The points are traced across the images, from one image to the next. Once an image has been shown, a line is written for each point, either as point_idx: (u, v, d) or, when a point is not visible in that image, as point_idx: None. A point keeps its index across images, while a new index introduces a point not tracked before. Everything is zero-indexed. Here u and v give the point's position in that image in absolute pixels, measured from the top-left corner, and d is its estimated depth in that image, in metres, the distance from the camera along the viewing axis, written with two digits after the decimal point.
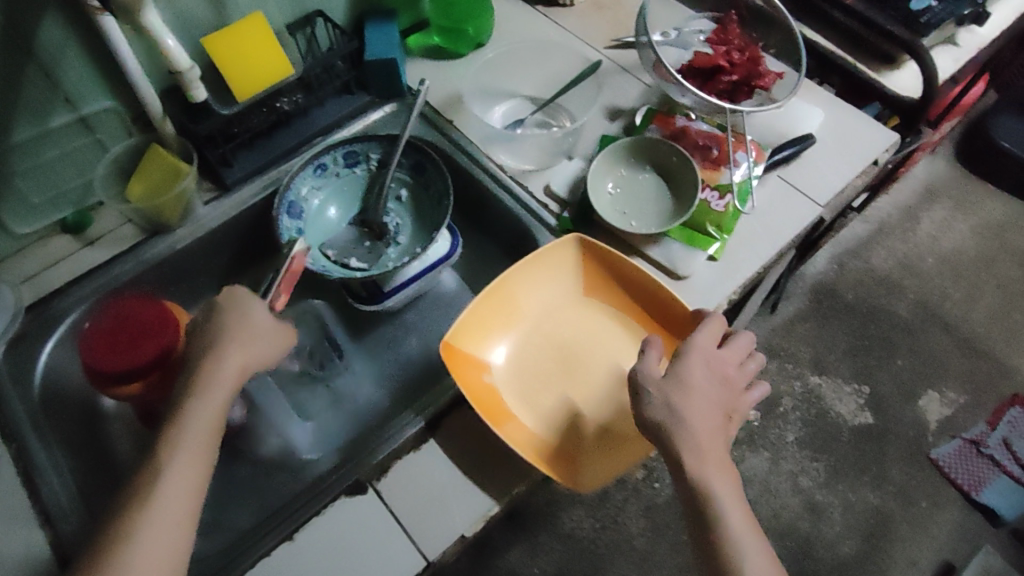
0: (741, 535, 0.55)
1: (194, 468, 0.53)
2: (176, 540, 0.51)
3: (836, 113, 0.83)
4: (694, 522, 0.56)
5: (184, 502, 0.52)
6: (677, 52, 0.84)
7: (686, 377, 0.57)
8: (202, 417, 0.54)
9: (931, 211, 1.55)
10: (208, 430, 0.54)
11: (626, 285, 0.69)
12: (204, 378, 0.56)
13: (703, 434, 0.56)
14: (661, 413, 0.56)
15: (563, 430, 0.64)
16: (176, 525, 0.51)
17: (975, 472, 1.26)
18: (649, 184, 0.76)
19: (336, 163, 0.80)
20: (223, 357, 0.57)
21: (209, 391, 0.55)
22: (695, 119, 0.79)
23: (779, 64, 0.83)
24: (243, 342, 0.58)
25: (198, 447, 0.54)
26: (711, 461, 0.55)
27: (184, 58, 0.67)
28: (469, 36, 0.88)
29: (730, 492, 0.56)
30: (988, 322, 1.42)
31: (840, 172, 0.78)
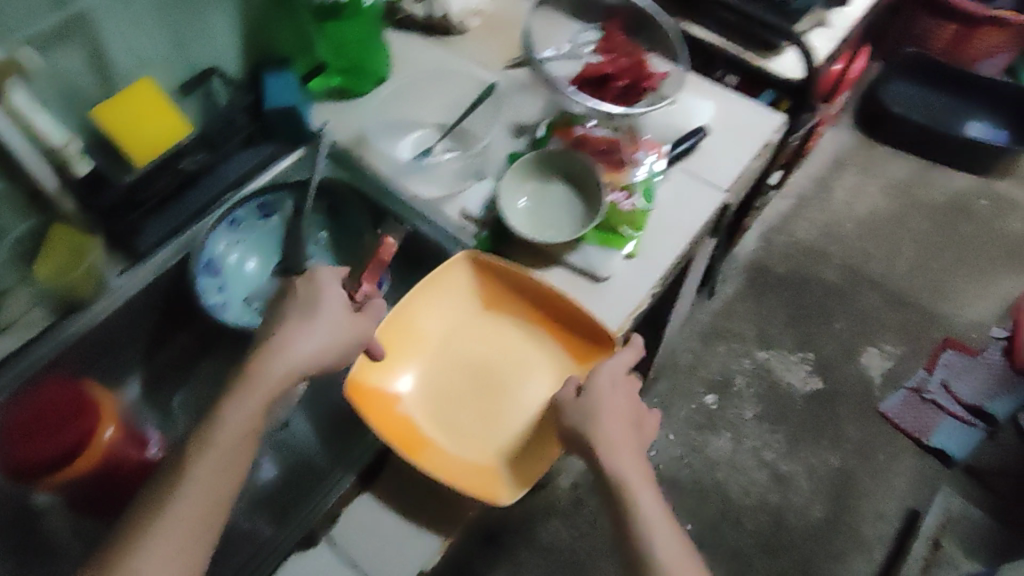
0: (661, 534, 0.57)
1: (216, 482, 0.55)
2: (191, 540, 0.53)
3: (728, 101, 0.87)
4: (619, 531, 0.59)
5: (199, 522, 0.53)
6: (570, 64, 0.87)
7: (599, 387, 0.62)
8: (233, 428, 0.56)
9: (842, 178, 1.63)
10: (238, 440, 0.56)
11: (527, 292, 0.69)
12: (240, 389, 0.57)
13: (617, 438, 0.60)
14: (578, 423, 0.60)
15: (479, 447, 0.63)
16: (184, 546, 0.53)
17: (922, 418, 1.33)
18: (554, 192, 0.78)
19: (249, 216, 0.79)
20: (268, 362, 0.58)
21: (245, 403, 0.57)
22: (592, 126, 0.81)
23: (665, 64, 0.87)
24: (301, 345, 0.59)
25: (224, 460, 0.55)
26: (627, 466, 0.59)
27: (60, 133, 0.67)
28: (369, 74, 0.89)
29: (649, 494, 0.59)
30: (910, 274, 1.51)
31: (737, 158, 0.82)
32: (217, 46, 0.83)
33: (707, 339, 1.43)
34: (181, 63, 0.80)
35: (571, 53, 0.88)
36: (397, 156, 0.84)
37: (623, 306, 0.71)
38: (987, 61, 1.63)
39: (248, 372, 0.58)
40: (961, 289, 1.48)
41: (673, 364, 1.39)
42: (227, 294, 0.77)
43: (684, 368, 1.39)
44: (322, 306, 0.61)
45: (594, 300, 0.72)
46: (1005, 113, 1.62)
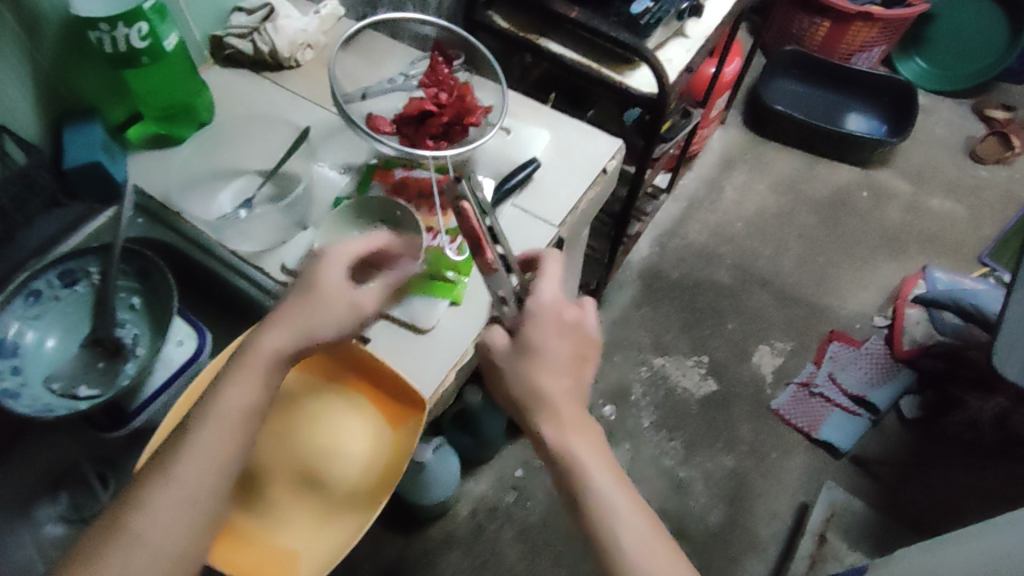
0: (609, 493, 0.57)
1: (214, 463, 0.54)
2: (181, 519, 0.52)
3: (565, 130, 0.85)
4: (570, 507, 0.58)
5: (203, 491, 0.53)
6: (395, 99, 0.84)
7: (528, 346, 0.60)
8: (234, 409, 0.55)
9: (732, 177, 1.65)
10: (242, 415, 0.55)
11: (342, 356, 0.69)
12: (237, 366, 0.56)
13: (559, 399, 0.59)
14: (522, 390, 0.60)
15: (287, 529, 0.65)
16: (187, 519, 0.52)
17: (812, 413, 1.35)
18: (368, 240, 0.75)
19: (50, 287, 0.74)
20: (280, 331, 0.57)
21: (247, 378, 0.55)
22: (413, 167, 0.79)
23: (490, 91, 0.83)
24: (294, 330, 0.57)
25: (224, 436, 0.54)
26: (571, 427, 0.59)
27: None
28: (187, 117, 0.85)
29: (595, 453, 0.59)
30: (797, 269, 1.54)
31: (571, 191, 0.81)
32: (7, 104, 0.75)
33: (604, 350, 1.42)
34: None
35: (399, 88, 0.85)
36: (218, 209, 0.80)
37: (445, 358, 0.70)
38: (861, 55, 1.68)
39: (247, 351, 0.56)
40: (844, 281, 1.52)
41: None
42: (24, 376, 0.71)
43: None
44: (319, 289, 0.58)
45: (411, 351, 0.71)
46: (880, 101, 1.68)
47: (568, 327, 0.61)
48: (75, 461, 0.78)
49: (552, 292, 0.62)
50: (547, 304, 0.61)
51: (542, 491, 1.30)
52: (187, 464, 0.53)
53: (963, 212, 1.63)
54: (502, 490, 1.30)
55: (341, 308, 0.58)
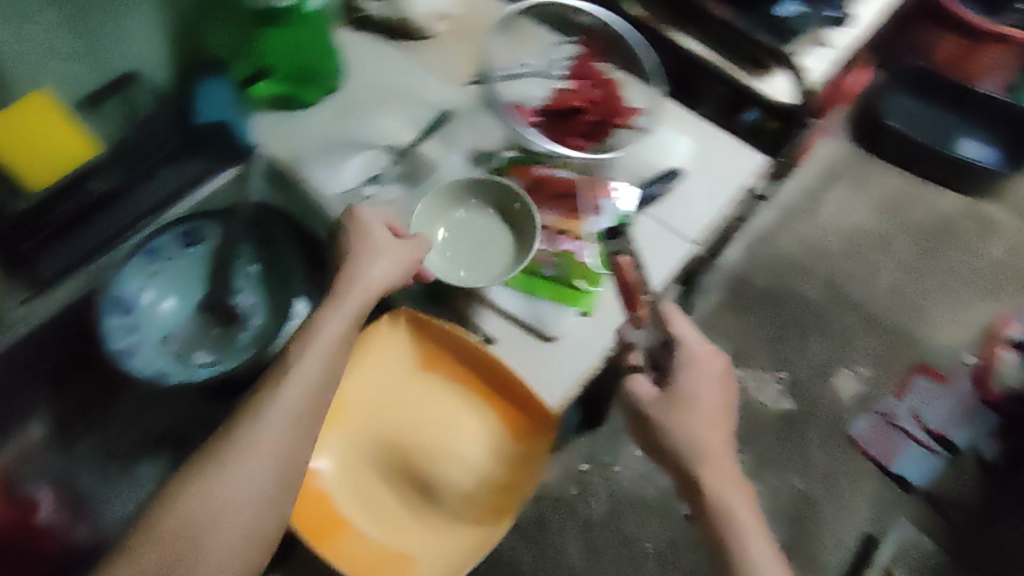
0: (763, 560, 0.54)
1: (305, 416, 0.52)
2: (296, 427, 0.52)
3: (708, 138, 0.81)
4: (715, 562, 0.56)
5: (313, 401, 0.53)
6: (538, 87, 0.83)
7: (684, 394, 0.59)
8: (308, 384, 0.53)
9: (832, 190, 1.58)
10: (340, 343, 0.57)
11: (459, 357, 0.66)
12: (307, 344, 0.55)
13: (709, 445, 0.58)
14: (676, 437, 0.58)
15: (398, 529, 0.65)
16: (297, 423, 0.52)
17: (887, 445, 1.31)
18: (475, 221, 0.72)
19: (171, 247, 0.73)
20: (342, 313, 0.58)
21: (340, 307, 0.58)
22: (555, 165, 0.75)
23: (643, 94, 0.81)
24: (374, 267, 0.61)
25: (301, 415, 0.52)
26: (722, 479, 0.57)
27: None
28: (317, 80, 0.81)
29: (749, 514, 0.56)
30: (890, 294, 1.47)
31: (711, 206, 0.77)
32: (139, 50, 0.74)
33: None
34: (92, 71, 0.72)
35: (539, 77, 0.83)
36: (343, 183, 0.77)
37: (572, 373, 0.67)
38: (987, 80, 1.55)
39: (336, 288, 0.60)
40: (938, 314, 1.46)
41: None
42: (144, 334, 0.71)
43: None
44: (374, 240, 0.63)
45: (540, 360, 0.67)
46: (1002, 128, 1.54)
47: (720, 382, 0.60)
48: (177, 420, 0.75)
49: (701, 342, 0.62)
50: (700, 354, 0.61)
51: (607, 489, 1.29)
52: (273, 424, 0.51)
53: None
54: (567, 482, 1.29)
55: (391, 265, 0.62)
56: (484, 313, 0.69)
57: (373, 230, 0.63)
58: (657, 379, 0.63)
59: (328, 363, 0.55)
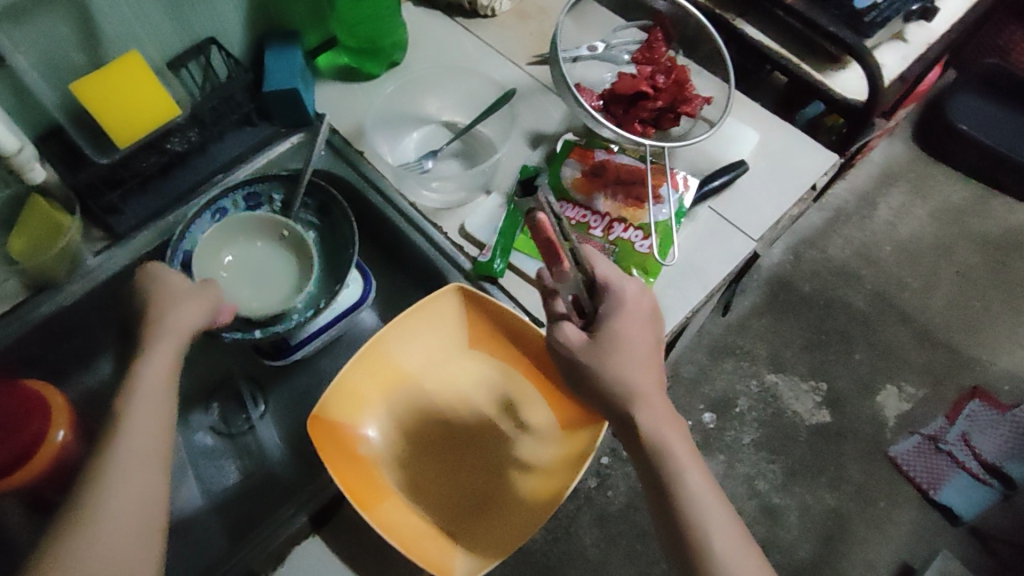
0: (702, 496, 0.53)
1: (147, 471, 0.50)
2: (147, 482, 0.50)
3: (772, 134, 0.79)
4: (656, 501, 0.55)
5: (152, 451, 0.51)
6: (603, 71, 0.82)
7: (616, 336, 0.56)
8: (140, 441, 0.51)
9: (889, 196, 1.52)
10: (169, 384, 0.55)
11: (512, 336, 0.67)
12: (127, 403, 0.52)
13: (640, 385, 0.55)
14: (609, 381, 0.55)
15: (438, 503, 0.65)
16: (142, 476, 0.50)
17: (933, 470, 1.25)
18: (271, 252, 0.73)
19: (235, 206, 0.74)
20: (161, 356, 0.55)
21: (159, 349, 0.55)
22: (616, 152, 0.75)
23: (709, 85, 0.80)
24: (176, 309, 0.58)
25: (142, 469, 0.50)
26: (658, 418, 0.55)
27: (13, 138, 0.61)
28: (384, 54, 0.82)
29: (687, 453, 0.54)
30: (943, 310, 1.41)
31: (775, 202, 0.75)
32: (223, 17, 0.75)
33: (715, 353, 1.34)
34: (178, 34, 0.73)
35: (602, 60, 0.82)
36: (403, 157, 0.79)
37: None
38: None
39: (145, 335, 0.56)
40: (993, 333, 1.39)
41: (676, 374, 1.30)
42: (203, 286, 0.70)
43: (685, 381, 1.31)
44: (168, 288, 0.59)
45: None
46: None
47: (643, 321, 0.57)
48: (229, 374, 0.77)
49: (630, 282, 0.58)
50: (630, 296, 0.58)
51: (626, 482, 1.29)
52: (118, 491, 0.49)
53: None
54: (587, 474, 1.29)
55: (197, 309, 0.59)
56: (534, 295, 0.70)
57: (170, 280, 0.60)
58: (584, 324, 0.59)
59: (158, 411, 0.53)
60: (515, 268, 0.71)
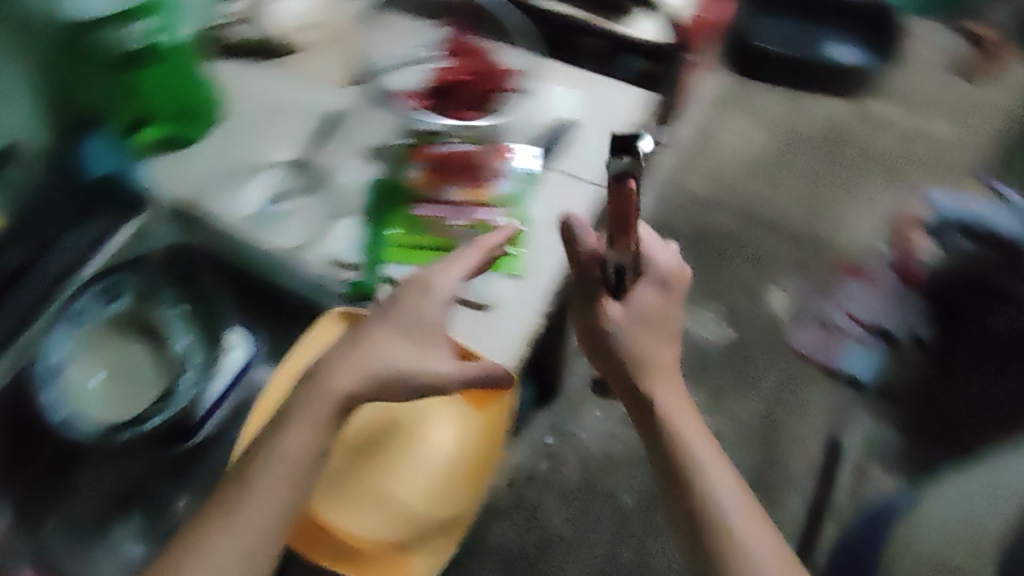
0: (705, 461, 0.64)
1: (257, 539, 0.56)
2: (248, 553, 0.55)
3: (590, 86, 0.85)
4: (663, 463, 0.65)
5: (271, 521, 0.56)
6: (416, 70, 0.85)
7: (652, 311, 0.66)
8: (255, 517, 0.56)
9: (724, 122, 1.69)
10: (304, 462, 0.57)
11: None
12: (254, 479, 0.56)
13: (660, 358, 0.66)
14: (635, 355, 0.65)
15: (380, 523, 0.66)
16: (257, 546, 0.56)
17: (827, 348, 1.37)
18: (138, 354, 0.71)
19: (92, 306, 0.70)
20: (304, 423, 0.57)
21: (304, 418, 0.57)
22: (453, 141, 0.78)
23: (515, 58, 0.86)
24: (393, 349, 0.60)
25: (234, 564, 0.55)
26: (670, 389, 0.66)
27: None
28: (201, 113, 0.81)
29: (694, 427, 0.66)
30: (796, 208, 1.57)
31: (610, 147, 0.80)
32: (16, 119, 0.72)
33: None
34: None
35: (418, 61, 0.86)
36: (246, 208, 0.78)
37: (512, 337, 0.68)
38: None
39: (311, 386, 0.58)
40: (841, 216, 1.55)
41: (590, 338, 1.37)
42: (82, 398, 0.68)
43: None
44: (401, 311, 0.61)
45: (482, 329, 0.68)
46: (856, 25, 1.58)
47: (683, 313, 0.68)
48: None
49: (669, 260, 0.67)
50: (672, 271, 0.67)
51: (575, 455, 1.35)
52: (229, 556, 0.55)
53: (948, 137, 1.67)
54: (537, 457, 1.34)
55: (408, 346, 0.60)
56: None
57: (412, 303, 0.62)
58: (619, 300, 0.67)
59: (285, 485, 0.56)
60: (391, 278, 0.72)
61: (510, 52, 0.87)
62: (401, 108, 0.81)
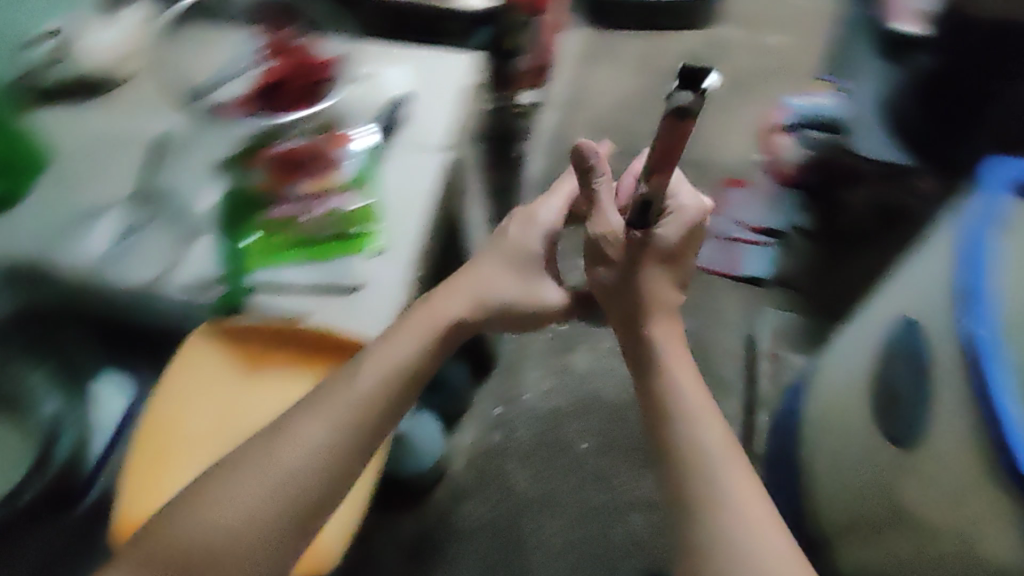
0: (697, 413, 0.63)
1: (337, 432, 0.57)
2: (320, 447, 0.57)
3: (417, 59, 0.86)
4: (648, 411, 0.65)
5: (361, 408, 0.59)
6: (237, 80, 0.83)
7: (666, 252, 0.69)
8: (349, 406, 0.59)
9: (594, 72, 1.79)
10: (402, 365, 0.62)
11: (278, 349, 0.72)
12: (362, 372, 0.61)
13: (654, 300, 0.69)
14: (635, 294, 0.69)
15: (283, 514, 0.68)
16: (329, 442, 0.57)
17: (729, 256, 1.43)
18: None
19: None
20: (416, 328, 0.65)
21: (411, 333, 0.64)
22: (291, 139, 0.76)
23: (334, 49, 0.87)
24: (495, 280, 0.71)
25: (321, 441, 0.57)
26: (665, 337, 0.69)
27: None
28: (18, 163, 0.73)
29: (690, 386, 0.66)
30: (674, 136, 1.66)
31: (445, 111, 0.81)
32: None
33: None
34: None
35: (242, 70, 0.84)
36: (90, 250, 0.71)
37: (382, 309, 0.69)
38: None
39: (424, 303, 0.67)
40: (717, 127, 1.64)
41: None
42: None
43: None
44: (525, 233, 0.74)
45: (347, 309, 0.69)
46: None
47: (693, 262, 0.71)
48: None
49: (690, 208, 0.70)
50: (687, 216, 0.69)
51: (526, 417, 1.40)
52: (303, 442, 0.56)
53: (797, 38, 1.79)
54: (488, 428, 1.39)
55: (514, 279, 0.72)
56: (279, 295, 0.70)
57: (529, 232, 0.74)
58: (644, 236, 0.68)
59: (378, 387, 0.61)
60: (257, 284, 0.70)
61: (327, 46, 0.88)
62: (232, 119, 0.80)
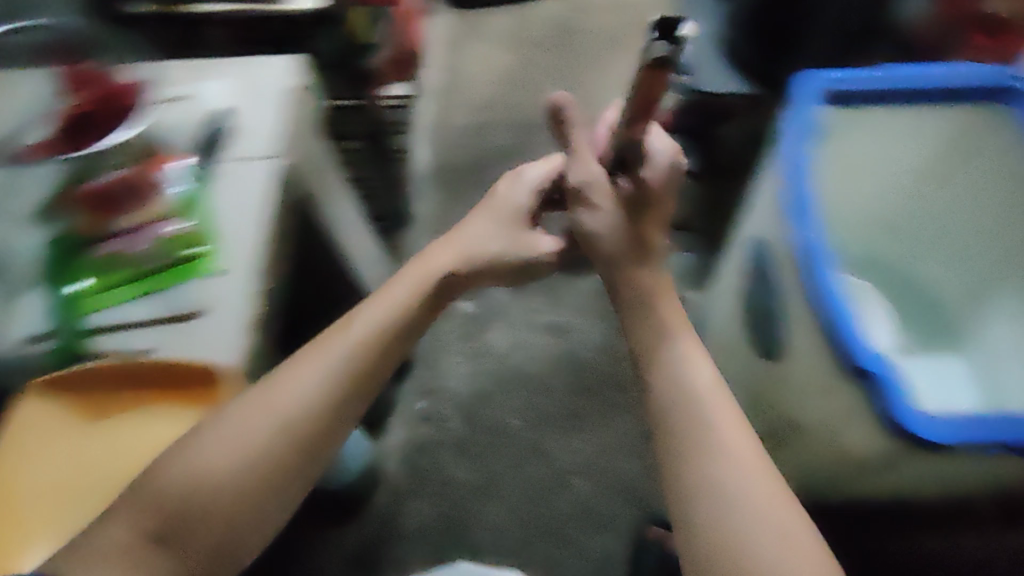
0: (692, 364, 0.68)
1: (329, 375, 0.63)
2: (316, 388, 0.62)
3: (235, 67, 0.82)
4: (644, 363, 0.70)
5: (353, 351, 0.65)
6: (40, 122, 0.79)
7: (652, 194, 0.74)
8: (342, 352, 0.64)
9: (465, 53, 1.79)
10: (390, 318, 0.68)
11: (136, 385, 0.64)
12: (358, 322, 0.67)
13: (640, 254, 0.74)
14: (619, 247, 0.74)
15: None
16: (320, 382, 0.63)
17: None
18: None
19: None
20: (406, 280, 0.73)
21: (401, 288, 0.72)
22: (107, 173, 0.74)
23: (137, 72, 0.82)
24: (483, 234, 0.78)
25: (318, 377, 0.63)
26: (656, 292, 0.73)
27: None
28: None
29: (688, 346, 0.70)
30: (552, 103, 1.70)
31: (270, 120, 0.78)
32: None
33: None
34: None
35: (43, 112, 0.80)
36: None
37: (230, 329, 0.65)
38: None
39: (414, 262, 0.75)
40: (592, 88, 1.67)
41: None
42: None
43: None
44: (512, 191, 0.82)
45: (190, 339, 0.65)
46: None
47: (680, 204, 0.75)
48: None
49: (670, 149, 0.74)
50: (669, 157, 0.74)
51: (453, 403, 1.42)
52: (299, 381, 0.62)
53: None
54: (417, 422, 1.39)
55: (496, 233, 0.78)
56: (116, 337, 0.65)
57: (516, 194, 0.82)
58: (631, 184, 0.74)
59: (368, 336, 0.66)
60: (93, 331, 0.66)
61: (129, 70, 0.82)
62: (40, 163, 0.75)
